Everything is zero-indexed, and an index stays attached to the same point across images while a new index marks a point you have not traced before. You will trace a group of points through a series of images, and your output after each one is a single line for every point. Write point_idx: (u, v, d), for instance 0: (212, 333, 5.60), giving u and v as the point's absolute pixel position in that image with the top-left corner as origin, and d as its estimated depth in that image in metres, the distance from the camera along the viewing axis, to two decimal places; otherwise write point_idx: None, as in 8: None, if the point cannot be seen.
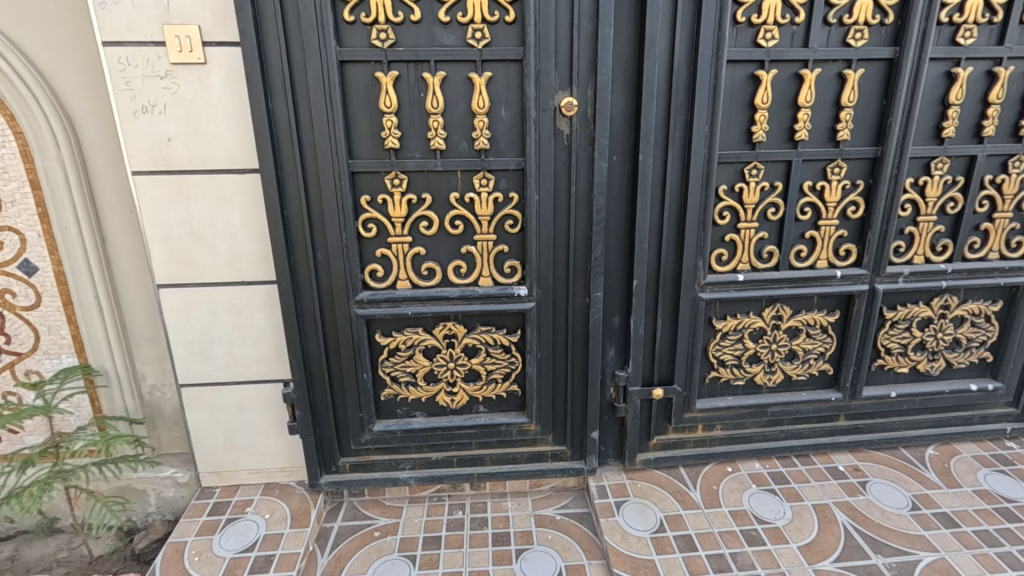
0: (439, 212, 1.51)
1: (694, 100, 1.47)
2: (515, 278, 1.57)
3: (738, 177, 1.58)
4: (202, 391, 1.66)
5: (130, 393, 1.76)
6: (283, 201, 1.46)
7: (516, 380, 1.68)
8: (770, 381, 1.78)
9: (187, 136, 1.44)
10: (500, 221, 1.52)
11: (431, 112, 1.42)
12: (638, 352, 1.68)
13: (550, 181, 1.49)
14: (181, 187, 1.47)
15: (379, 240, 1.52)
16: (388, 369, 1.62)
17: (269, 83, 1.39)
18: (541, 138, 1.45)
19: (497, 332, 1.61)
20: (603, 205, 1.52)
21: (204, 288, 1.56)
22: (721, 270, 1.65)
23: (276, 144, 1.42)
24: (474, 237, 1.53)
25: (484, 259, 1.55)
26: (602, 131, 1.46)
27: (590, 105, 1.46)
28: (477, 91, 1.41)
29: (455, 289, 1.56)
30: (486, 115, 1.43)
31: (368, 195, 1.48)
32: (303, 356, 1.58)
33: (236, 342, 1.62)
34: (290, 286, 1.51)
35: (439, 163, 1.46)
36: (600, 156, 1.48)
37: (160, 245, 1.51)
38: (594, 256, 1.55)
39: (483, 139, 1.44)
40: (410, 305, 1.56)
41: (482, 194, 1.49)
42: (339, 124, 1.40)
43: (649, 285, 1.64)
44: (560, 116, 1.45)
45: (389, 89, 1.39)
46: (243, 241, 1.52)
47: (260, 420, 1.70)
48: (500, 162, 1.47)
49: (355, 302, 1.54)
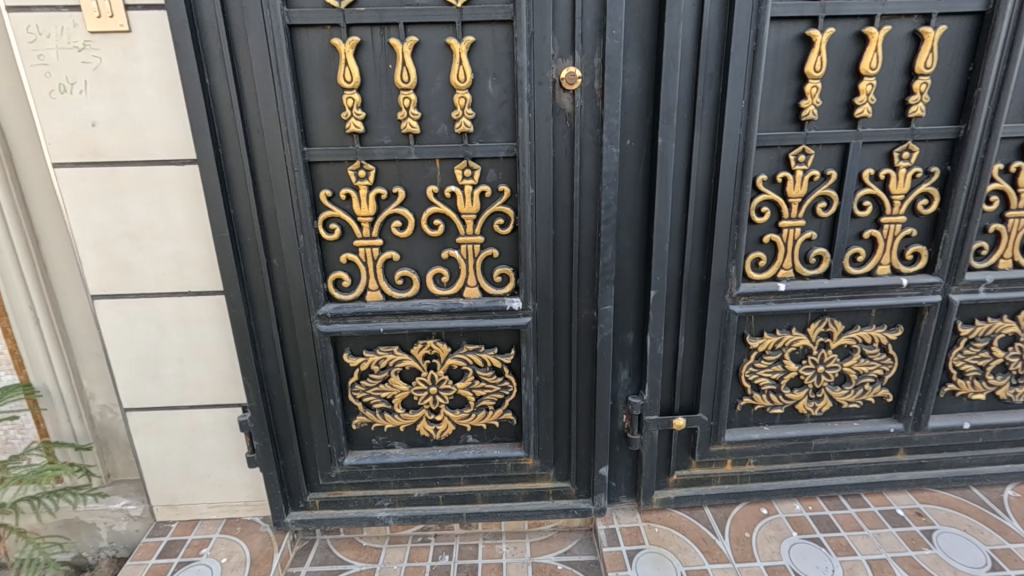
0: (414, 209, 1.25)
1: (730, 68, 1.18)
2: (507, 289, 1.31)
3: (781, 164, 1.28)
4: (150, 416, 1.44)
5: (77, 415, 1.56)
6: (228, 197, 1.22)
7: (510, 407, 1.42)
8: (816, 410, 1.49)
9: (114, 120, 1.20)
10: (488, 219, 1.26)
11: (401, 87, 1.16)
12: (656, 375, 1.41)
13: (548, 170, 1.21)
14: (111, 181, 1.24)
15: (344, 243, 1.27)
16: (359, 394, 1.38)
17: (205, 53, 1.14)
18: (537, 119, 1.18)
19: (487, 352, 1.35)
20: (614, 201, 1.24)
21: (145, 299, 1.33)
22: (759, 278, 1.36)
23: (216, 128, 1.18)
24: (457, 239, 1.27)
25: (469, 265, 1.29)
26: (614, 109, 1.18)
27: (599, 76, 1.18)
28: (457, 60, 1.14)
29: (436, 301, 1.31)
30: (469, 90, 1.17)
31: (329, 190, 1.23)
32: (259, 378, 1.35)
33: (185, 361, 1.39)
34: (240, 298, 1.28)
35: (413, 150, 1.20)
36: (611, 140, 1.20)
37: (91, 249, 1.29)
38: (603, 263, 1.28)
39: (465, 120, 1.18)
40: (383, 321, 1.31)
41: (466, 187, 1.23)
42: (290, 103, 1.15)
43: (671, 296, 1.36)
44: (561, 90, 1.17)
45: (350, 60, 1.14)
46: (186, 244, 1.29)
47: (217, 449, 1.48)
48: (487, 148, 1.20)
49: (317, 317, 1.30)
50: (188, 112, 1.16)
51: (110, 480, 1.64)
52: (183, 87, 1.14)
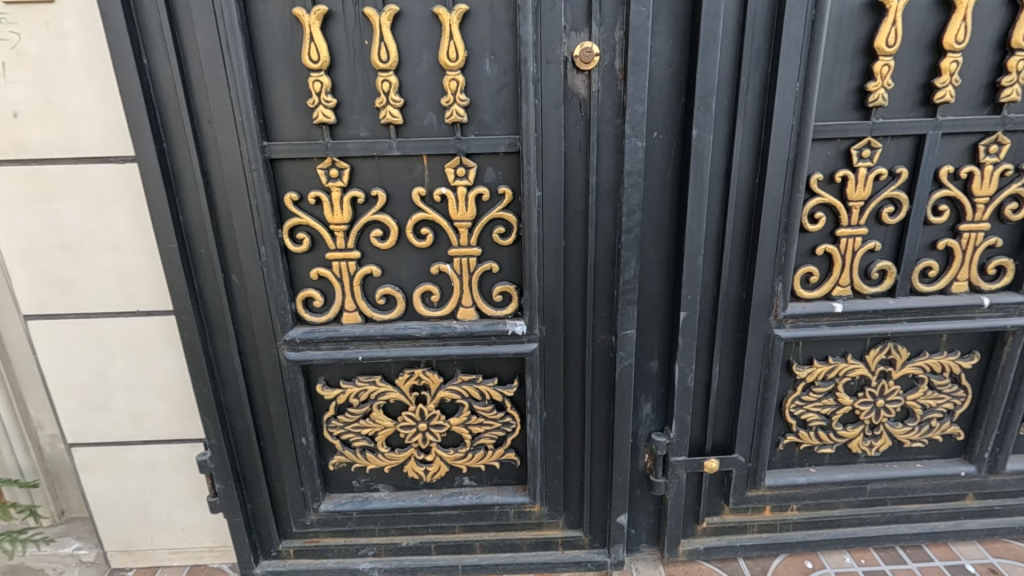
0: (398, 215, 1.05)
1: (784, 43, 0.96)
2: (509, 309, 1.10)
3: (840, 161, 1.06)
4: (98, 453, 1.25)
5: (23, 448, 1.37)
6: (175, 202, 1.02)
7: (513, 445, 1.22)
8: (872, 450, 1.27)
9: (39, 109, 1.00)
10: (486, 227, 1.05)
11: (379, 68, 0.95)
12: (685, 410, 1.19)
13: (559, 168, 1.00)
14: (39, 182, 1.04)
15: (315, 256, 1.07)
16: (336, 431, 1.18)
17: (141, 27, 0.93)
18: (545, 106, 0.97)
19: (485, 383, 1.15)
20: (637, 206, 1.03)
21: (86, 320, 1.14)
22: (810, 297, 1.14)
23: (158, 119, 0.98)
24: (450, 251, 1.06)
25: (463, 282, 1.08)
26: (641, 93, 0.96)
27: (622, 53, 0.96)
28: (447, 34, 0.93)
29: (425, 324, 1.10)
30: (462, 71, 0.95)
31: (296, 193, 1.03)
32: (219, 413, 1.15)
33: (136, 391, 1.20)
34: (194, 320, 1.08)
35: (395, 144, 0.99)
36: (636, 132, 0.98)
37: (21, 262, 1.09)
38: (624, 279, 1.07)
39: (458, 109, 0.97)
40: (362, 347, 1.11)
41: (459, 189, 1.02)
42: (244, 88, 0.95)
43: (704, 318, 1.14)
44: (574, 70, 0.96)
45: (315, 35, 0.93)
46: (132, 257, 1.10)
47: (176, 491, 1.28)
48: (485, 142, 0.99)
49: (284, 342, 1.10)
50: (122, 98, 0.96)
51: (63, 519, 1.46)
52: (115, 69, 0.93)
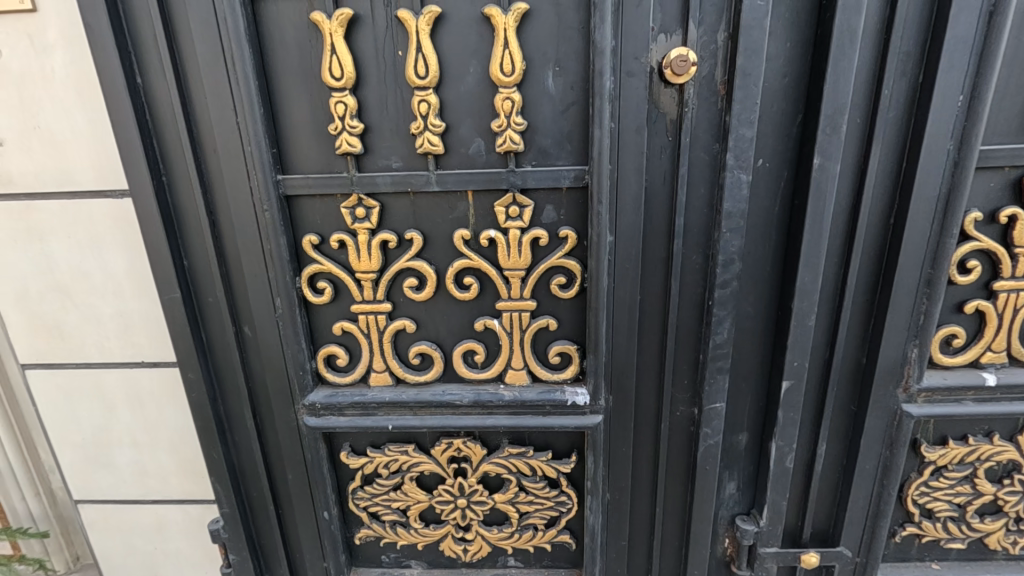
0: (437, 261, 0.86)
1: (949, 43, 0.72)
2: (568, 375, 0.90)
3: (1007, 195, 0.81)
4: (105, 511, 1.12)
5: (33, 494, 1.25)
6: (177, 244, 0.86)
7: (568, 525, 1.03)
8: (1015, 547, 1.02)
9: (27, 137, 0.86)
10: (543, 276, 0.85)
11: (415, 83, 0.76)
12: (781, 495, 0.97)
13: (637, 206, 0.79)
14: (30, 219, 0.91)
15: (339, 307, 0.90)
16: (363, 504, 1.01)
17: (133, 37, 0.77)
18: (624, 130, 0.76)
19: (537, 457, 0.96)
20: (738, 252, 0.81)
21: (87, 370, 1.01)
22: (952, 365, 0.89)
23: (155, 148, 0.82)
24: (498, 305, 0.86)
25: (514, 341, 0.89)
26: (753, 110, 0.74)
27: (727, 60, 0.74)
28: (501, 41, 0.73)
29: (467, 390, 0.91)
30: (518, 88, 0.76)
31: (317, 234, 0.85)
32: (232, 480, 0.99)
33: (143, 448, 1.06)
34: (202, 380, 0.92)
35: (434, 178, 0.80)
36: (741, 161, 0.76)
37: (16, 307, 0.97)
38: (714, 343, 0.85)
39: (513, 135, 0.77)
40: (392, 414, 0.93)
41: (511, 231, 0.82)
42: (254, 111, 0.77)
43: (811, 386, 0.92)
44: (663, 84, 0.74)
45: (337, 47, 0.74)
46: (135, 303, 0.96)
47: (189, 553, 1.15)
48: (544, 174, 0.79)
49: (302, 407, 0.93)
50: (113, 124, 0.79)
51: (77, 567, 1.35)
52: (103, 89, 0.77)
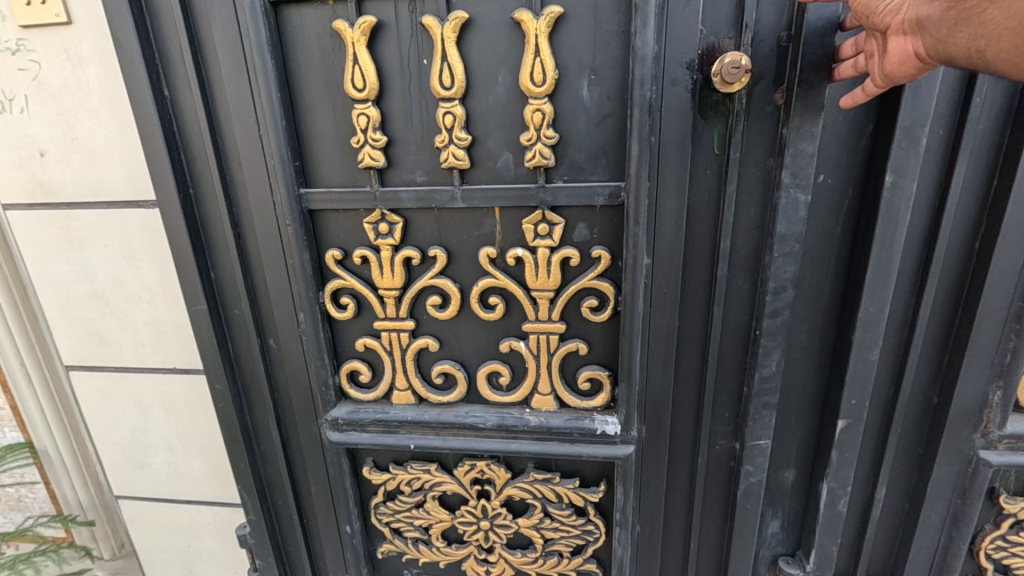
0: (461, 279, 0.82)
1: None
2: (598, 402, 0.84)
3: None
4: (143, 507, 1.16)
5: (82, 484, 1.31)
6: (204, 257, 0.85)
7: (595, 554, 0.98)
8: None
9: (65, 148, 0.88)
10: (573, 297, 0.80)
11: (440, 94, 0.71)
12: (833, 542, 0.88)
13: (677, 226, 0.73)
14: (71, 228, 0.93)
15: (363, 324, 0.87)
16: (385, 519, 1.00)
17: (160, 49, 0.76)
18: (665, 144, 0.69)
19: (564, 484, 0.91)
20: (791, 278, 0.72)
21: (125, 374, 1.03)
22: None
23: (183, 161, 0.81)
24: (524, 326, 0.82)
25: (541, 365, 0.84)
26: (816, 123, 0.65)
27: (787, 66, 0.65)
28: (532, 49, 0.68)
29: (491, 413, 0.87)
30: (551, 99, 0.70)
31: (341, 250, 0.83)
32: (258, 489, 1.00)
33: (178, 449, 1.09)
34: (228, 391, 0.92)
35: (459, 194, 0.76)
36: (798, 179, 0.68)
37: (59, 311, 1.00)
38: (761, 376, 0.77)
39: (543, 149, 0.71)
40: (415, 433, 0.91)
41: (540, 250, 0.77)
42: (276, 124, 0.75)
43: (870, 425, 0.83)
44: (712, 93, 0.67)
45: (360, 57, 0.71)
46: (167, 310, 0.97)
47: (221, 550, 1.18)
48: (577, 191, 0.73)
49: (324, 422, 0.92)
50: (141, 137, 0.79)
51: (122, 553, 1.42)
52: (132, 103, 0.77)
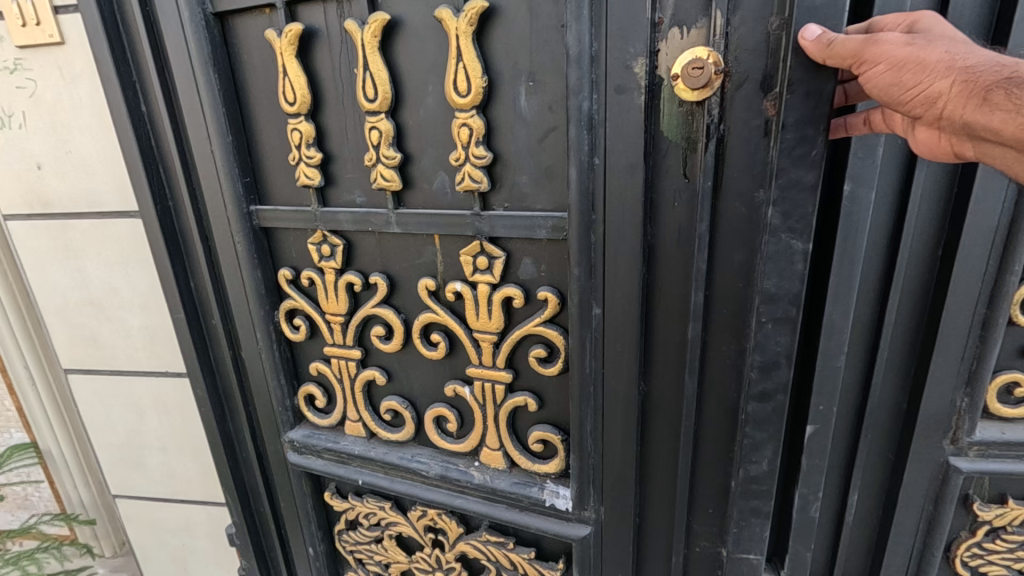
0: (406, 310, 0.84)
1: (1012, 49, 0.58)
2: (548, 468, 0.83)
3: None
4: (139, 505, 1.20)
5: (84, 484, 1.35)
6: (182, 267, 0.89)
7: None
8: None
9: (60, 160, 0.92)
10: (518, 346, 0.79)
11: (368, 107, 0.73)
12: (808, 548, 0.87)
13: (632, 277, 0.69)
14: (67, 237, 0.97)
15: (317, 347, 0.90)
16: (347, 547, 1.02)
17: (138, 67, 0.80)
18: (607, 161, 0.66)
19: (519, 553, 0.89)
20: (785, 351, 0.66)
21: (120, 377, 1.07)
22: (1011, 415, 0.78)
23: (156, 174, 0.85)
24: (469, 370, 0.82)
25: (488, 408, 0.83)
26: (813, 161, 0.58)
27: (756, 70, 0.59)
28: (455, 51, 0.67)
29: (436, 461, 0.89)
30: (479, 112, 0.69)
31: (294, 269, 0.86)
32: (241, 493, 1.04)
33: (171, 449, 1.12)
34: (208, 396, 0.96)
35: (394, 219, 0.78)
36: (793, 228, 0.61)
37: (57, 316, 1.04)
38: (748, 473, 0.72)
39: (473, 168, 0.72)
40: (365, 468, 0.93)
41: (479, 297, 0.77)
42: (224, 138, 0.78)
43: (839, 432, 0.83)
44: (673, 104, 0.62)
45: (293, 73, 0.73)
46: (157, 316, 1.00)
47: (214, 547, 1.21)
48: (512, 219, 0.72)
49: (285, 439, 0.96)
50: (123, 151, 0.84)
51: (123, 551, 1.46)
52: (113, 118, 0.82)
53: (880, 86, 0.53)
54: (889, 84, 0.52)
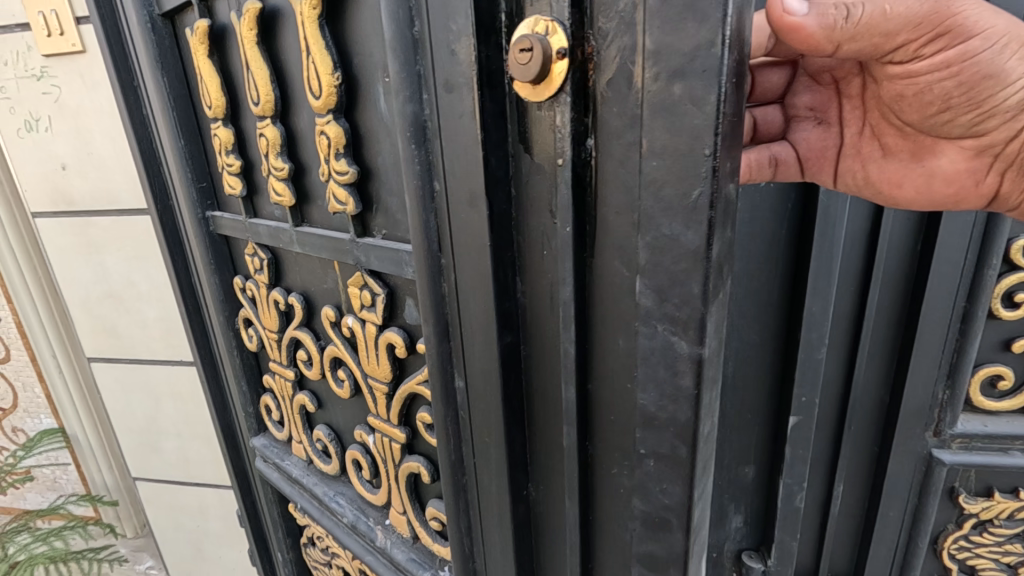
0: (321, 336, 0.73)
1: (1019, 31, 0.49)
2: (447, 553, 0.64)
3: None
4: (157, 488, 1.27)
5: (108, 467, 1.43)
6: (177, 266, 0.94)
7: None
8: None
9: (82, 161, 0.98)
10: (414, 401, 0.62)
11: (257, 110, 0.64)
12: (793, 537, 0.89)
13: (483, 358, 0.44)
14: (90, 233, 1.03)
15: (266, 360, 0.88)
16: (310, 558, 1.01)
17: None
18: (447, 189, 0.42)
19: None
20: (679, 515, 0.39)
21: (138, 365, 1.14)
22: (995, 408, 0.79)
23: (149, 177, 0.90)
24: (369, 420, 0.67)
25: (387, 470, 0.68)
26: (691, 211, 0.32)
27: (628, 54, 0.31)
28: (305, 42, 0.53)
29: (352, 505, 0.78)
30: (339, 116, 0.54)
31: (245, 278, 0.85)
32: (239, 480, 1.09)
33: (186, 435, 1.18)
34: (209, 386, 1.02)
35: (294, 237, 0.68)
36: (674, 317, 0.35)
37: (80, 307, 1.11)
38: None
39: (337, 186, 0.57)
40: (304, 492, 0.88)
41: (365, 329, 0.63)
42: (177, 142, 0.80)
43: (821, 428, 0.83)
44: (525, 110, 0.37)
45: (209, 76, 0.71)
46: (171, 307, 1.06)
47: (227, 529, 1.27)
48: (388, 254, 0.55)
49: (252, 443, 0.99)
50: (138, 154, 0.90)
51: (144, 532, 1.54)
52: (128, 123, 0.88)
53: (970, 76, 0.49)
54: (991, 65, 0.49)
